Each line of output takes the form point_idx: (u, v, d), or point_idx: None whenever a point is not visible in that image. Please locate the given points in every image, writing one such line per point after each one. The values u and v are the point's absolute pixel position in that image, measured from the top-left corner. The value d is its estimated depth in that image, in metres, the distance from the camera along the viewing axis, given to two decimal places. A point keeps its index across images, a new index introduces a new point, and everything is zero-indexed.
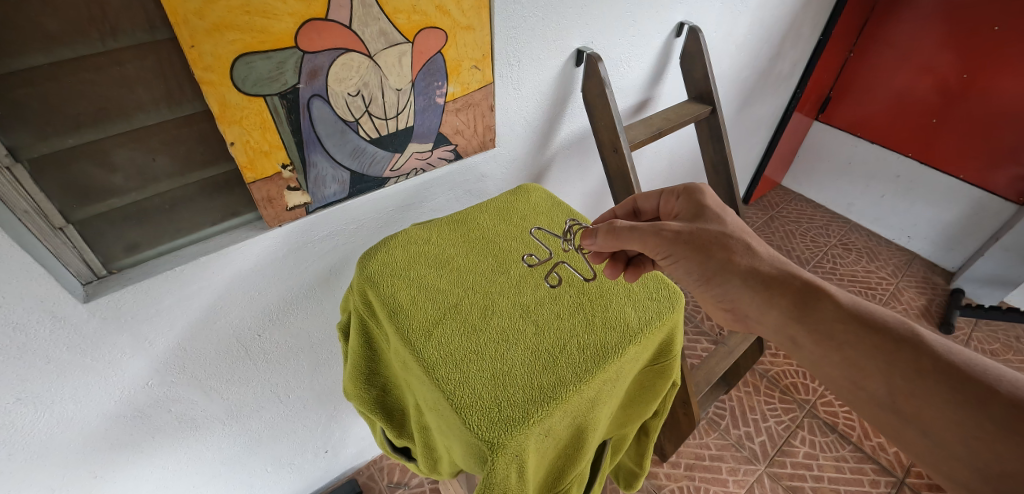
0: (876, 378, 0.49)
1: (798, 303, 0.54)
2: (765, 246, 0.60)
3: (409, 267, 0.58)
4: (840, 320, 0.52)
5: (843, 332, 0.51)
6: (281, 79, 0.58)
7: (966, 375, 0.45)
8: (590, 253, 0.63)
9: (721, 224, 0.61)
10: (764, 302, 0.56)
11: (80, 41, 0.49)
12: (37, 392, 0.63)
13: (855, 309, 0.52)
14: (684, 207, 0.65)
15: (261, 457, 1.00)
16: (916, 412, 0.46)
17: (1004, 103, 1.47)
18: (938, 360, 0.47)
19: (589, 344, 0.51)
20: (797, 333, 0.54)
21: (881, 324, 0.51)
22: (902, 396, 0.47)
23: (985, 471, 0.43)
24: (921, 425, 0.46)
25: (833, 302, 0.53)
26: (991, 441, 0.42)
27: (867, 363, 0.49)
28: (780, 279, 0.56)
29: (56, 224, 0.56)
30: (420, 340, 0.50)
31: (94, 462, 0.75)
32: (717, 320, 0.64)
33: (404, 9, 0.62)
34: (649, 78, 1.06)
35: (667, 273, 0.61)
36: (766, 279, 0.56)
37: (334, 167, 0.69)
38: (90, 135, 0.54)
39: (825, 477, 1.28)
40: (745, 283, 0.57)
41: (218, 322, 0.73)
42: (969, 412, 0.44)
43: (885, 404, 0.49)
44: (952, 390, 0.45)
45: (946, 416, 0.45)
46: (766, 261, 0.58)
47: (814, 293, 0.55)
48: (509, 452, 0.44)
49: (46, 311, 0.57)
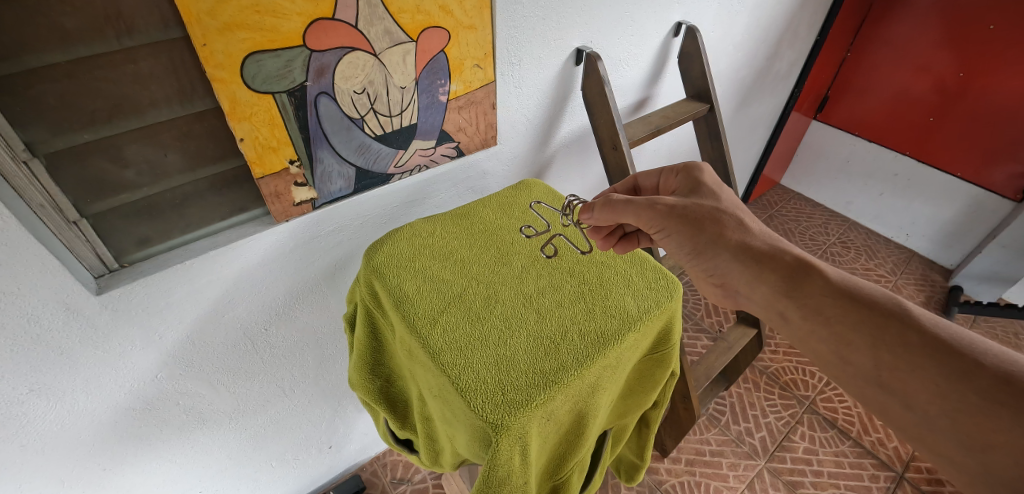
0: (864, 351, 0.50)
1: (786, 278, 0.56)
2: (758, 223, 0.62)
3: (415, 258, 0.60)
4: (829, 295, 0.54)
5: (831, 307, 0.53)
6: (289, 77, 0.60)
7: (952, 349, 0.47)
8: (588, 227, 0.67)
9: (715, 200, 0.64)
10: (753, 278, 0.58)
11: (96, 40, 0.51)
12: (50, 384, 0.64)
13: (843, 284, 0.54)
14: (681, 184, 0.68)
15: (266, 452, 1.01)
16: (901, 386, 0.48)
17: (1000, 101, 1.49)
18: (924, 334, 0.48)
19: (590, 331, 0.53)
20: (785, 308, 0.56)
21: (869, 299, 0.52)
22: (888, 370, 0.49)
23: (966, 442, 0.44)
24: (905, 398, 0.48)
25: (823, 277, 0.55)
26: (973, 413, 0.44)
27: (853, 338, 0.51)
28: (770, 255, 0.58)
29: (71, 217, 0.58)
30: (425, 328, 0.52)
31: (105, 454, 0.77)
32: (708, 294, 0.67)
33: (408, 8, 0.63)
34: (648, 77, 1.08)
35: (660, 246, 0.65)
36: (756, 254, 0.59)
37: (340, 163, 0.71)
38: (104, 131, 0.56)
39: (825, 472, 1.29)
40: (735, 257, 0.59)
41: (226, 315, 0.75)
42: (953, 384, 0.45)
43: (870, 379, 0.50)
44: (938, 362, 0.47)
45: (929, 388, 0.46)
46: (756, 236, 0.60)
47: (803, 269, 0.56)
48: (513, 434, 0.45)
49: (61, 302, 0.59)
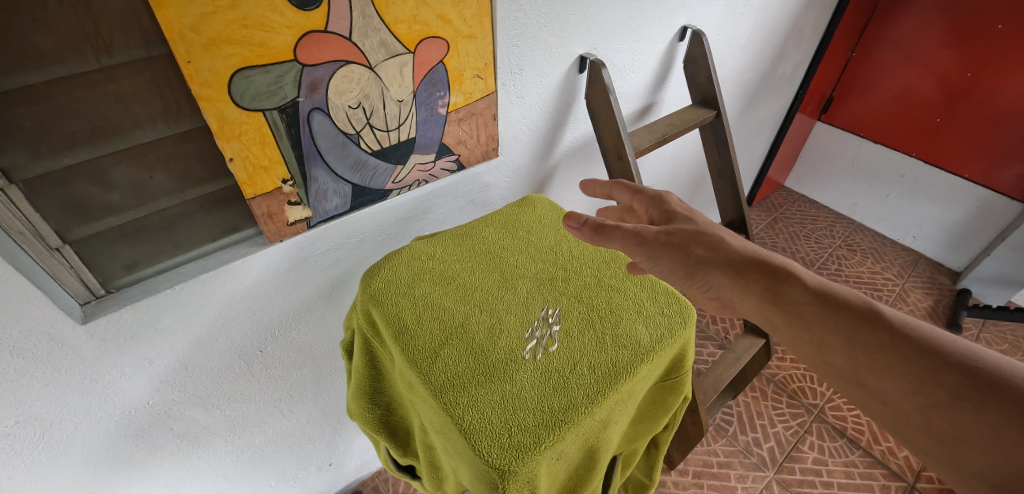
0: (840, 354, 0.50)
1: (771, 286, 0.55)
2: (734, 237, 0.60)
3: (414, 285, 0.57)
4: (808, 300, 0.53)
5: (810, 312, 0.53)
6: (280, 93, 0.57)
7: (922, 346, 0.47)
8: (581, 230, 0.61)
9: (690, 222, 0.60)
10: (746, 292, 0.56)
11: (74, 59, 0.48)
12: (37, 416, 0.62)
13: (820, 288, 0.54)
14: (649, 210, 0.64)
15: (264, 472, 0.99)
16: (875, 384, 0.48)
17: (1006, 101, 1.46)
18: (896, 333, 0.49)
19: (600, 363, 0.50)
20: (772, 316, 0.54)
21: (844, 303, 0.52)
22: (863, 369, 0.49)
23: (937, 435, 0.45)
24: (881, 395, 0.48)
25: (800, 283, 0.55)
26: (938, 408, 0.45)
27: (831, 339, 0.51)
28: (755, 266, 0.56)
29: (53, 244, 0.54)
30: (426, 361, 0.49)
31: (96, 482, 0.74)
32: (705, 308, 0.62)
33: (404, 19, 0.60)
34: (652, 84, 1.05)
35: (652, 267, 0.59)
36: (743, 268, 0.56)
37: (335, 180, 0.68)
38: (85, 154, 0.53)
39: (835, 483, 1.27)
40: (725, 274, 0.56)
41: (219, 339, 0.72)
42: (925, 381, 0.46)
43: (848, 378, 0.50)
44: (909, 361, 0.47)
45: (903, 385, 0.47)
46: (738, 251, 0.58)
47: (783, 277, 0.55)
48: (520, 478, 0.43)
49: (44, 333, 0.56)
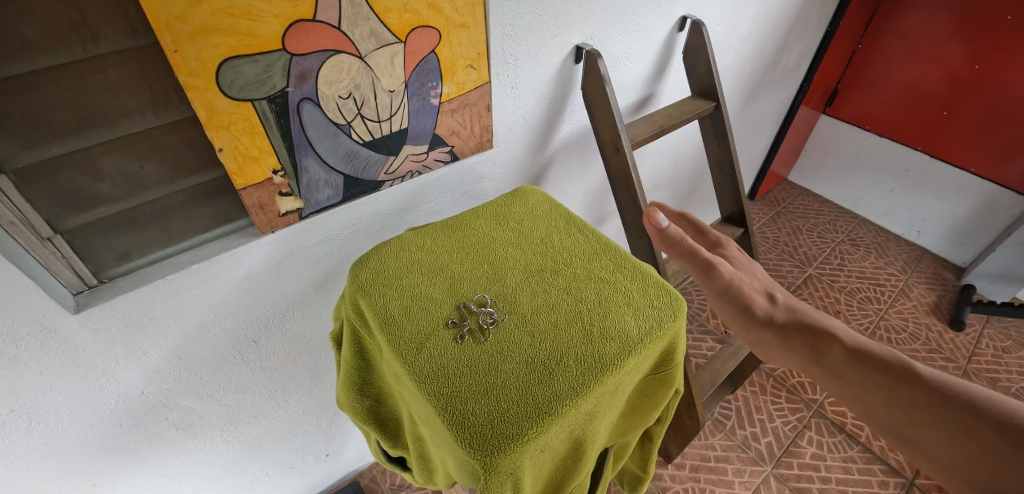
0: (881, 413, 0.53)
1: (812, 346, 0.60)
2: (785, 295, 0.65)
3: (401, 276, 0.57)
4: (847, 362, 0.57)
5: (849, 371, 0.56)
6: (269, 83, 0.56)
7: (964, 405, 0.48)
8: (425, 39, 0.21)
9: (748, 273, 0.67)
10: (785, 348, 0.62)
11: (60, 47, 0.48)
12: (32, 405, 0.62)
13: (861, 350, 0.57)
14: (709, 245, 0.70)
15: (261, 462, 0.99)
16: (917, 443, 0.50)
17: (1014, 94, 1.43)
18: (933, 391, 0.50)
19: (588, 355, 0.50)
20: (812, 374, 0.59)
21: (885, 363, 0.55)
22: (906, 428, 0.51)
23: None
24: (929, 457, 0.49)
25: (842, 344, 0.58)
26: (991, 472, 0.45)
27: (869, 397, 0.54)
28: (799, 326, 0.62)
29: (44, 234, 0.55)
30: (412, 352, 0.49)
31: (93, 470, 0.75)
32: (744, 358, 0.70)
33: (394, 7, 0.60)
34: (651, 75, 1.04)
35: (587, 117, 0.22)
36: (786, 326, 0.62)
37: (326, 171, 0.68)
38: (74, 144, 0.53)
39: (833, 479, 1.26)
40: (768, 327, 0.62)
41: (212, 330, 0.72)
42: (968, 442, 0.46)
43: (892, 438, 0.52)
44: (949, 420, 0.48)
45: (948, 448, 0.47)
46: (782, 308, 0.64)
47: (826, 338, 0.60)
48: (503, 469, 0.43)
49: (37, 323, 0.56)
